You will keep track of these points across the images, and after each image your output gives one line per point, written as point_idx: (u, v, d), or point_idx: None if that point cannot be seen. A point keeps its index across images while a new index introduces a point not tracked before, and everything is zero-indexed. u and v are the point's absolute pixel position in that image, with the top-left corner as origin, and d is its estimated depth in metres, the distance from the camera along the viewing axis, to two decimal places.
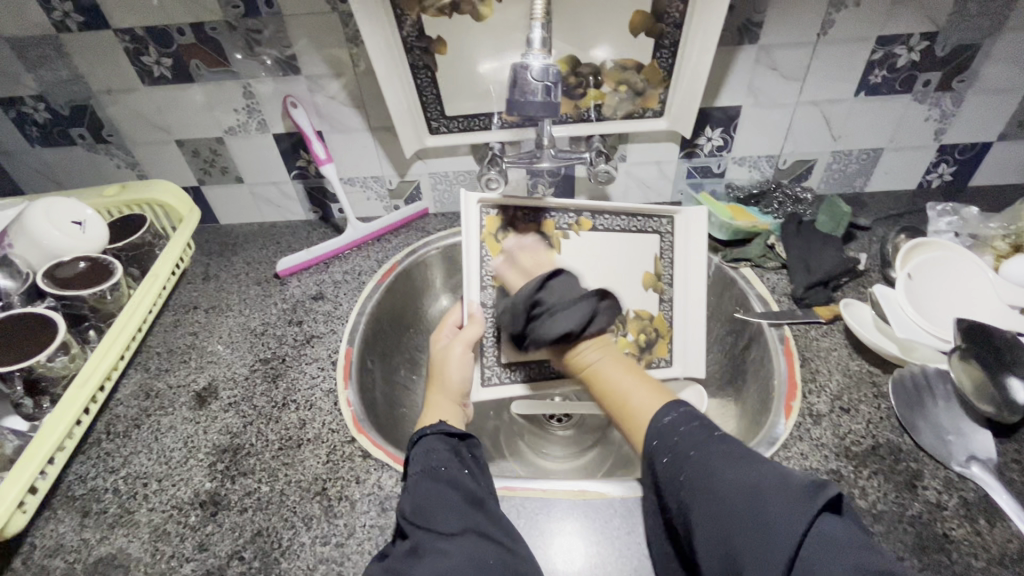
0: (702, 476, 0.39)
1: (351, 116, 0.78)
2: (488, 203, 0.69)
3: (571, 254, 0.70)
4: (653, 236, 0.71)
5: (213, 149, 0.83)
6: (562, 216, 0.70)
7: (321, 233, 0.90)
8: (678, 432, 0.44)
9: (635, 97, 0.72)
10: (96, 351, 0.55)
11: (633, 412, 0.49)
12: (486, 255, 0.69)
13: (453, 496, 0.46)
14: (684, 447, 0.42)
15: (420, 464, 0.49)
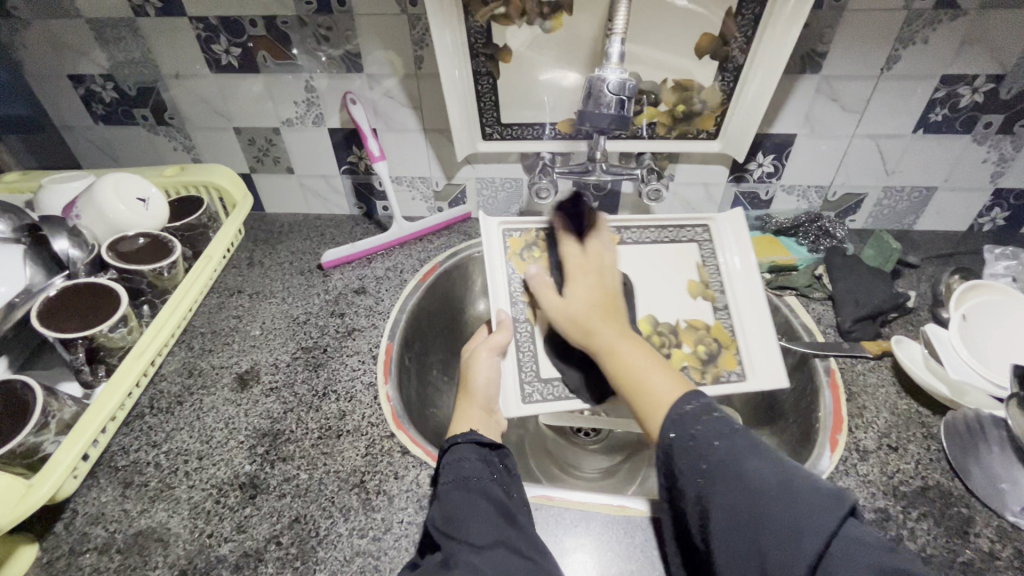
0: (732, 474, 0.39)
1: (406, 117, 0.79)
2: (509, 226, 0.73)
3: None
4: (691, 244, 0.72)
5: (268, 139, 0.85)
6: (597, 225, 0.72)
7: (364, 228, 0.92)
8: (699, 423, 0.43)
9: (691, 118, 0.72)
10: (151, 325, 0.56)
11: (649, 398, 0.49)
12: (513, 272, 0.70)
13: (482, 507, 0.45)
14: (704, 440, 0.41)
15: (454, 474, 0.48)
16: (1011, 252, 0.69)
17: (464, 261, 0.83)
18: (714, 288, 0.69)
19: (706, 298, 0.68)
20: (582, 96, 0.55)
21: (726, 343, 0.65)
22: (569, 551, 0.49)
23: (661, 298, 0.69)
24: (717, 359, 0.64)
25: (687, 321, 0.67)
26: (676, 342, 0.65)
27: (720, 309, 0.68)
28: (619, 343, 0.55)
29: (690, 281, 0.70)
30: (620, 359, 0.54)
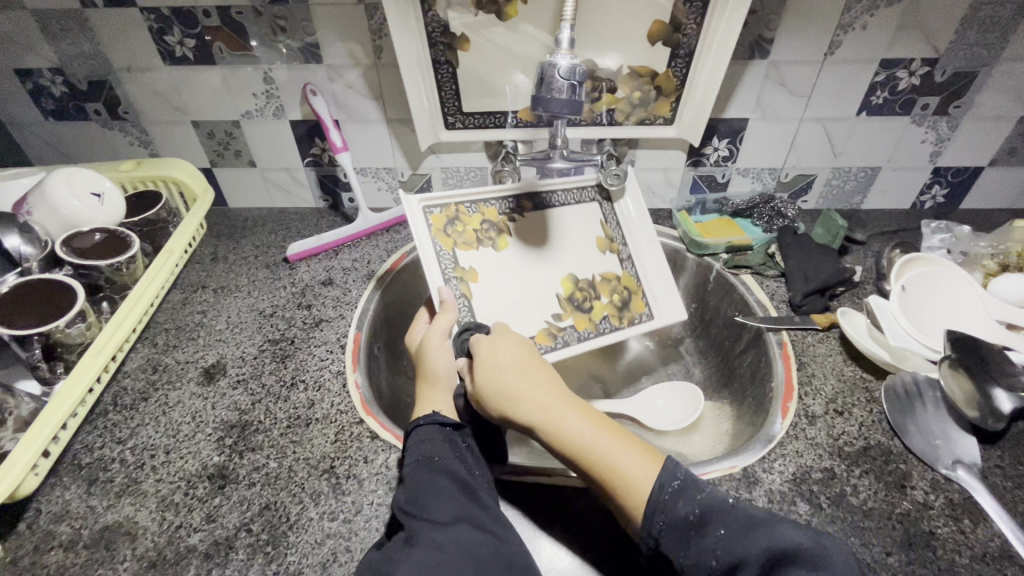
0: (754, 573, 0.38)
1: (368, 107, 0.79)
2: (429, 203, 0.69)
3: (523, 236, 0.73)
4: (594, 205, 0.77)
5: (228, 132, 0.84)
6: (502, 203, 0.73)
7: (330, 221, 0.91)
8: (692, 511, 0.41)
9: (648, 104, 0.75)
10: (111, 321, 0.56)
11: (623, 482, 0.45)
12: (441, 249, 0.68)
13: (448, 485, 0.46)
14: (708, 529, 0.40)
15: (418, 455, 0.49)
16: (946, 225, 0.73)
17: None
18: (618, 242, 0.77)
19: (613, 252, 0.77)
20: (536, 81, 0.55)
21: (634, 290, 0.75)
22: (535, 530, 0.51)
23: (573, 257, 0.75)
24: (630, 304, 0.74)
25: (602, 274, 0.75)
26: (595, 295, 0.74)
27: (625, 260, 0.77)
28: (567, 425, 0.49)
29: (597, 238, 0.77)
30: (565, 439, 0.49)
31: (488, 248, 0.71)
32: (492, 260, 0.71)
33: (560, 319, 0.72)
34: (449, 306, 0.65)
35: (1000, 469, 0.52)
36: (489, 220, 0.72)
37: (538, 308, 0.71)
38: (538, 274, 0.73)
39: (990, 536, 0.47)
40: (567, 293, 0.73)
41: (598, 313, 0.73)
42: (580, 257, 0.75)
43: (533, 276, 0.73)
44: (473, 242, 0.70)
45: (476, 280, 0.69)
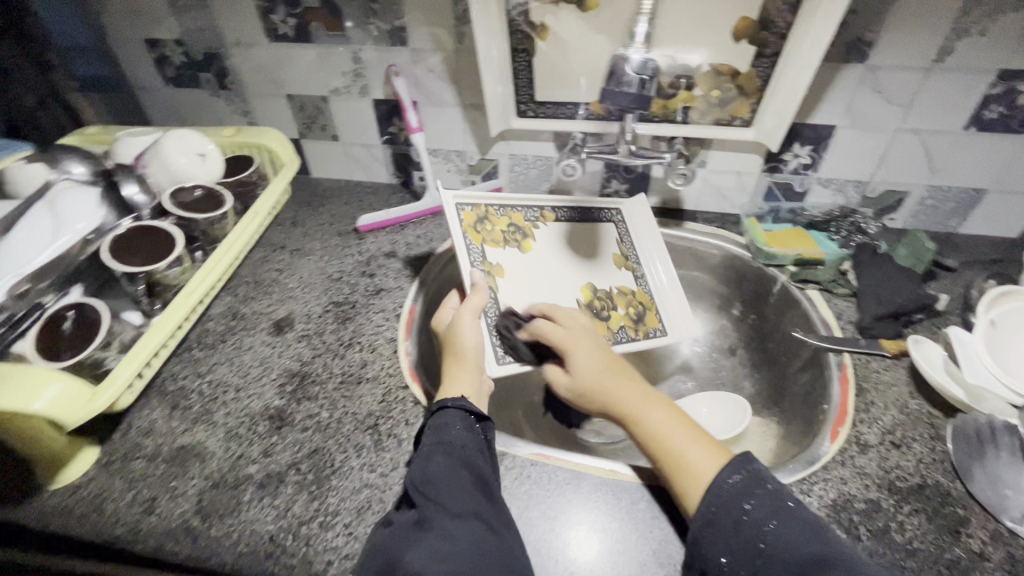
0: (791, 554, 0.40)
1: (445, 91, 0.82)
2: (463, 200, 0.72)
3: (546, 242, 0.76)
4: (609, 224, 0.80)
5: (317, 107, 0.90)
6: (529, 211, 0.77)
7: (400, 197, 0.96)
8: (749, 498, 0.44)
9: (725, 104, 0.72)
10: (203, 268, 0.63)
11: (683, 469, 0.48)
12: (471, 244, 0.70)
13: (463, 473, 0.48)
14: (756, 516, 0.43)
15: (438, 437, 0.51)
16: None
17: None
18: (632, 260, 0.79)
19: (628, 269, 0.78)
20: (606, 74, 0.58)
21: (648, 305, 0.76)
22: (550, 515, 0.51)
23: (594, 269, 0.77)
24: (644, 318, 0.75)
25: (619, 287, 0.76)
26: (613, 305, 0.74)
27: (639, 277, 0.78)
28: (649, 412, 0.54)
29: (614, 254, 0.78)
30: (644, 425, 0.53)
31: (513, 249, 0.74)
32: (515, 261, 0.73)
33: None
34: (475, 302, 0.64)
35: None
36: (515, 224, 0.75)
37: (555, 310, 0.71)
38: (561, 279, 0.75)
39: None
40: (585, 300, 0.73)
41: (614, 322, 0.73)
42: (601, 268, 0.77)
43: (556, 281, 0.74)
44: (500, 242, 0.73)
45: (502, 275, 0.71)
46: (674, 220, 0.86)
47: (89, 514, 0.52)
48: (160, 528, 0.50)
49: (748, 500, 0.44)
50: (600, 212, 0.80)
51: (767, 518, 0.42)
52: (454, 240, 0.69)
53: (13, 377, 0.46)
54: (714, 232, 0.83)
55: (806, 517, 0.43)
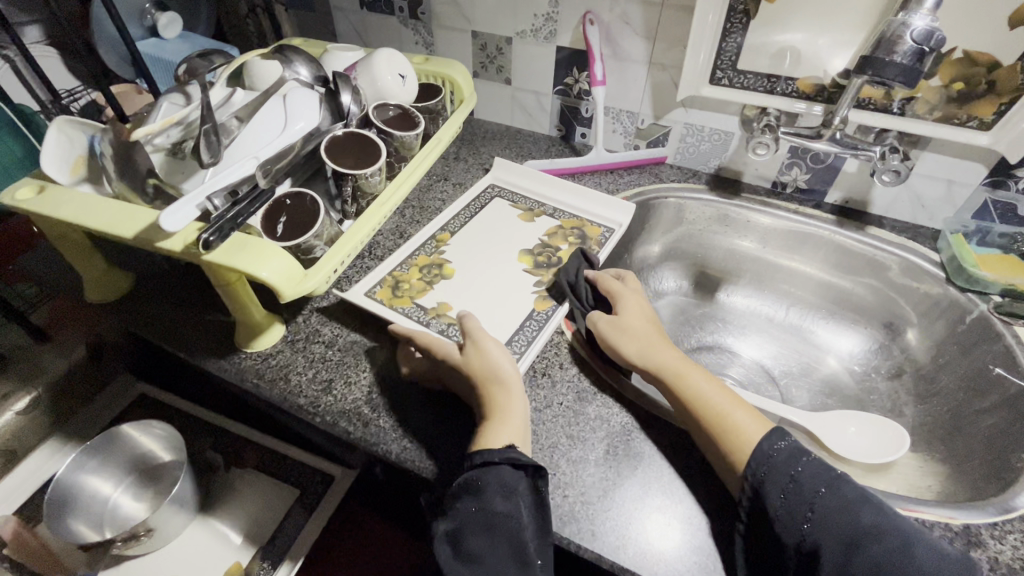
0: (841, 514, 0.42)
1: (637, 46, 0.80)
2: (365, 287, 0.65)
3: (461, 253, 0.71)
4: (496, 200, 0.80)
5: (499, 47, 0.91)
6: (427, 247, 0.72)
7: (559, 150, 0.96)
8: (795, 466, 0.45)
9: (966, 101, 0.64)
10: (394, 182, 0.66)
11: (730, 433, 0.48)
12: (402, 310, 0.62)
13: (497, 542, 0.43)
14: (806, 483, 0.44)
15: (479, 486, 0.45)
16: None
17: (651, 202, 0.84)
18: (534, 210, 0.79)
19: (539, 216, 0.78)
20: (875, 42, 0.57)
21: (579, 226, 0.75)
22: (677, 489, 0.49)
23: (512, 238, 0.74)
24: (585, 235, 0.74)
25: (546, 235, 0.74)
26: (553, 250, 0.72)
27: (552, 214, 0.78)
28: (689, 373, 0.54)
29: (518, 216, 0.78)
30: (683, 381, 0.53)
31: (442, 281, 0.67)
32: (453, 287, 0.66)
33: (547, 283, 0.67)
34: (473, 328, 0.57)
35: None
36: (424, 264, 0.69)
37: (519, 293, 0.66)
38: (493, 259, 0.70)
39: None
40: (531, 264, 0.69)
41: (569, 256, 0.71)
42: (516, 231, 0.75)
43: (497, 273, 0.68)
44: (425, 286, 0.66)
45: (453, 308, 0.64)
46: (855, 221, 0.79)
47: (277, 381, 0.58)
48: (337, 407, 0.55)
49: (800, 460, 0.46)
50: (479, 202, 0.80)
51: (818, 483, 0.44)
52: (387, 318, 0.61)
53: (251, 246, 0.49)
54: (903, 242, 0.75)
55: (861, 490, 0.44)
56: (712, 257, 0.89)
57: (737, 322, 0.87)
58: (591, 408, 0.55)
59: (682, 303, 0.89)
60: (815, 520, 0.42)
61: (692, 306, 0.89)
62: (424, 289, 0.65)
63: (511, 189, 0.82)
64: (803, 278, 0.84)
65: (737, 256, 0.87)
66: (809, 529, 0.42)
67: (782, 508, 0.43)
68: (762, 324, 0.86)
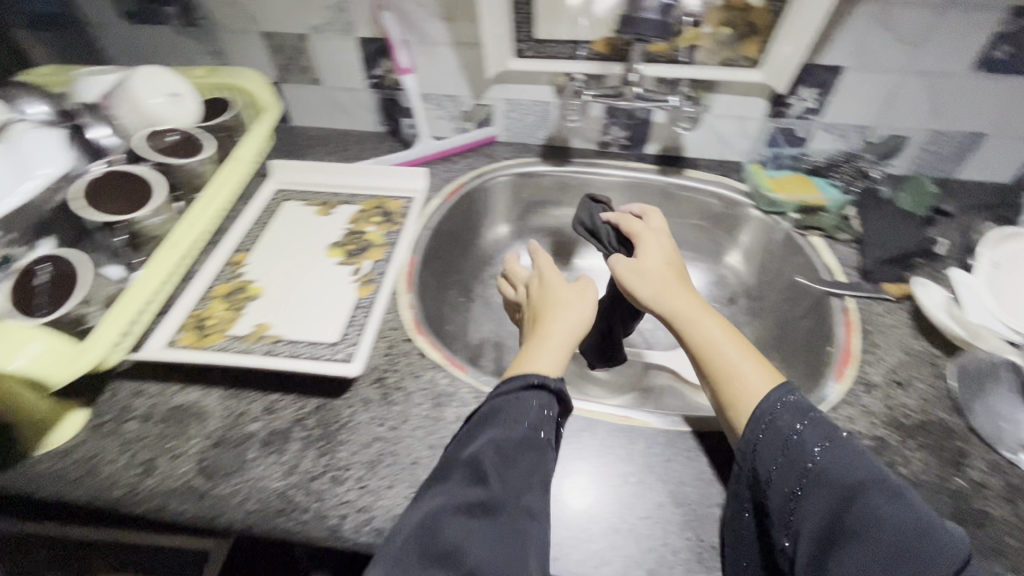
0: (840, 479, 0.38)
1: (438, 28, 0.77)
2: (167, 341, 0.58)
3: (262, 267, 0.68)
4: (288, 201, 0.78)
5: (297, 46, 0.84)
6: (224, 274, 0.67)
7: (388, 146, 0.91)
8: (790, 428, 0.42)
9: (734, 43, 0.70)
10: (186, 217, 0.58)
11: (741, 393, 0.46)
12: (214, 345, 0.58)
13: (534, 452, 0.42)
14: (806, 446, 0.40)
15: (507, 407, 0.45)
16: None
17: (488, 183, 0.83)
18: (331, 202, 0.77)
19: (337, 206, 0.77)
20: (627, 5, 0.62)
21: (379, 203, 0.76)
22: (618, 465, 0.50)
23: (313, 238, 0.72)
24: (388, 212, 0.75)
25: (349, 223, 0.74)
26: (360, 233, 0.72)
27: (351, 200, 0.78)
28: (700, 319, 0.52)
29: (318, 212, 0.76)
30: (692, 327, 0.52)
31: (251, 301, 0.63)
32: (266, 304, 0.63)
33: (361, 271, 0.67)
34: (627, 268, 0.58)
35: None
36: (225, 294, 0.64)
37: (335, 288, 0.65)
38: (299, 264, 0.68)
39: None
40: (343, 254, 0.69)
41: (377, 238, 0.71)
42: (318, 231, 0.73)
43: (308, 275, 0.66)
44: (234, 312, 0.62)
45: (271, 325, 0.60)
46: (674, 167, 0.84)
47: (80, 479, 0.49)
48: (160, 488, 0.48)
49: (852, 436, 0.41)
50: (269, 210, 0.76)
51: (771, 408, 0.43)
52: (203, 361, 0.56)
53: None
54: (716, 180, 0.81)
55: (876, 460, 0.39)
56: (562, 224, 0.90)
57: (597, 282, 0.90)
58: (449, 410, 0.53)
59: None
60: (807, 485, 0.39)
61: None
62: (235, 317, 0.61)
63: (301, 188, 0.79)
64: None
65: None
66: (801, 493, 0.39)
67: (764, 447, 0.42)
68: None
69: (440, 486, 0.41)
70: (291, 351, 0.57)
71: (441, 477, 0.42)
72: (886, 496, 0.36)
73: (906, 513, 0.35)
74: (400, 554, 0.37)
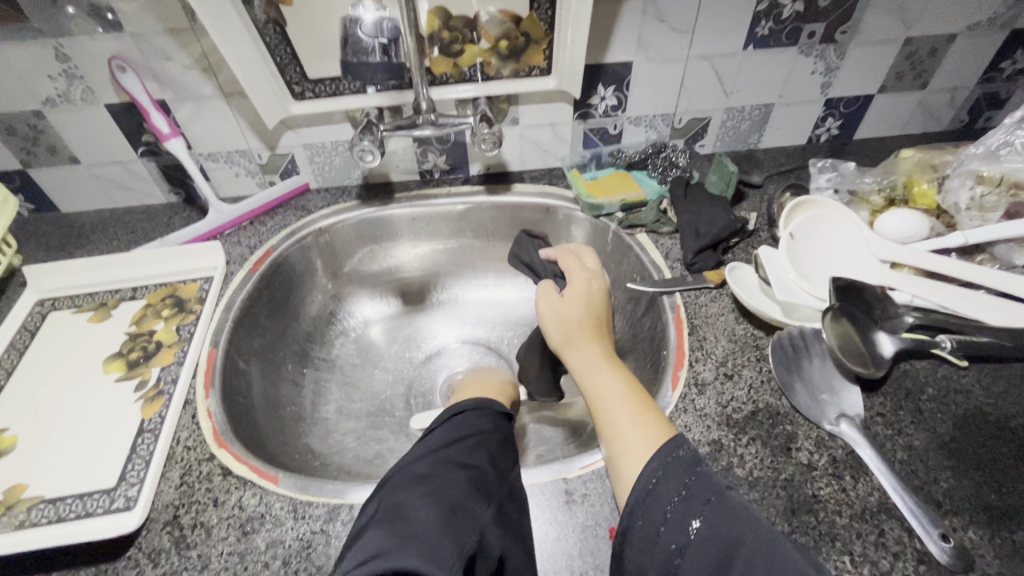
0: (721, 536, 0.36)
1: (197, 81, 0.67)
2: None
3: (16, 408, 0.55)
4: (53, 313, 0.65)
5: (31, 124, 0.70)
6: None
7: (185, 217, 0.80)
8: (678, 487, 0.40)
9: (519, 54, 0.67)
10: None
11: (623, 447, 0.45)
12: None
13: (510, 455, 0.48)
14: (690, 505, 0.39)
15: (459, 428, 0.47)
16: (831, 165, 0.70)
17: (304, 240, 0.75)
18: (109, 304, 0.66)
19: (117, 306, 0.66)
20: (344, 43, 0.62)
21: (172, 290, 0.67)
22: None
23: (87, 356, 0.60)
24: (181, 302, 0.65)
25: (133, 326, 0.63)
26: (148, 335, 0.62)
27: (135, 295, 0.67)
28: (602, 375, 0.51)
29: (92, 317, 0.64)
30: (591, 385, 0.51)
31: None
32: (20, 458, 0.51)
33: (147, 383, 0.57)
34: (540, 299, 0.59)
35: (882, 418, 0.51)
36: None
37: (115, 414, 0.54)
38: (69, 394, 0.56)
39: (870, 491, 0.46)
40: (124, 368, 0.59)
41: (168, 335, 0.62)
42: (93, 344, 0.62)
43: (78, 406, 0.55)
44: None
45: (27, 486, 0.49)
46: (501, 184, 0.81)
47: None
48: None
49: (730, 494, 0.39)
50: (28, 329, 0.63)
51: (653, 473, 0.41)
52: None
53: None
54: (543, 190, 0.79)
55: (751, 511, 0.38)
56: (403, 264, 0.83)
57: (452, 317, 0.84)
58: (260, 538, 0.45)
59: (395, 323, 0.83)
60: (690, 543, 0.37)
61: (405, 321, 0.83)
62: None
63: (69, 293, 0.67)
64: (489, 251, 0.84)
65: (425, 256, 0.84)
66: (680, 550, 0.37)
67: (642, 533, 0.40)
68: (474, 309, 0.85)
69: (438, 483, 0.41)
70: (55, 512, 0.47)
71: (436, 475, 0.42)
72: (759, 566, 0.34)
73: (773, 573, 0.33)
74: (431, 539, 0.36)
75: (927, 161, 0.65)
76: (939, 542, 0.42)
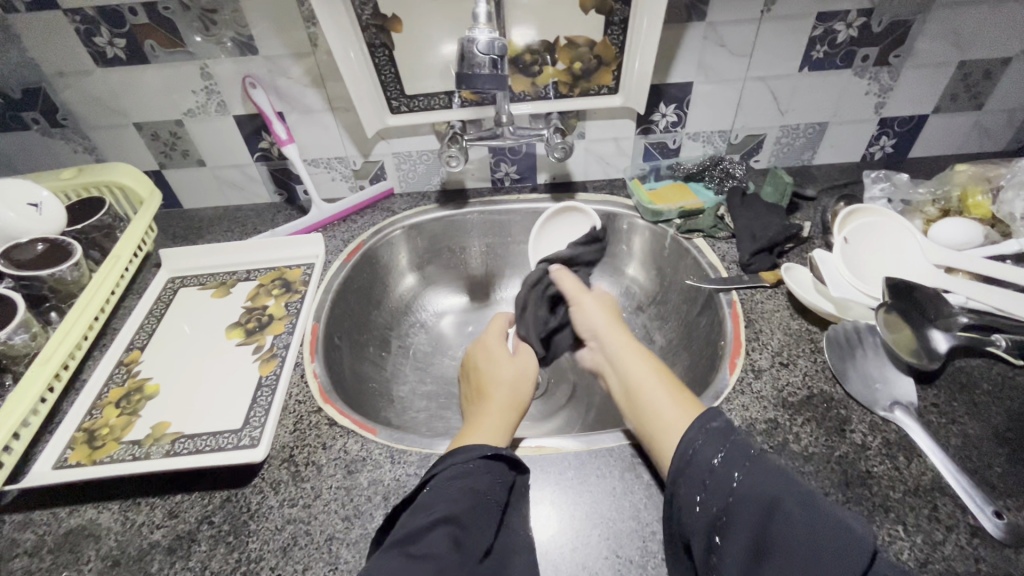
0: (760, 483, 0.39)
1: (311, 96, 0.78)
2: (53, 461, 0.54)
3: (158, 363, 0.65)
4: (183, 288, 0.76)
5: (172, 132, 0.83)
6: (116, 374, 0.64)
7: (286, 215, 0.91)
8: (719, 443, 0.42)
9: (591, 73, 0.75)
10: (56, 332, 0.60)
11: (662, 427, 0.49)
12: (109, 456, 0.55)
13: (494, 515, 0.44)
14: (730, 458, 0.41)
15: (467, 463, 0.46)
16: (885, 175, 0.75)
17: (389, 237, 0.84)
18: (229, 283, 0.76)
19: (234, 286, 0.76)
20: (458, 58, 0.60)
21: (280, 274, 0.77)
22: (562, 492, 0.51)
23: (212, 324, 0.70)
24: (287, 284, 0.75)
25: (249, 301, 0.73)
26: (262, 310, 0.72)
27: (249, 276, 0.77)
28: (636, 371, 0.57)
29: (215, 293, 0.75)
30: (629, 380, 0.57)
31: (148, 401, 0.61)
32: (165, 402, 0.61)
33: (263, 347, 0.66)
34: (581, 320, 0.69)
35: (935, 408, 0.53)
36: (119, 398, 0.61)
37: (238, 371, 0.64)
38: (200, 353, 0.66)
39: (923, 470, 0.49)
40: (243, 335, 0.68)
41: (278, 310, 0.71)
42: (217, 314, 0.72)
43: (208, 364, 0.65)
44: (130, 416, 0.59)
45: (170, 423, 0.58)
46: (566, 192, 0.88)
47: None
48: None
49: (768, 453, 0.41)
50: (163, 301, 0.74)
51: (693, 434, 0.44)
52: (94, 476, 0.53)
53: None
54: (605, 198, 0.86)
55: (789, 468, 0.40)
56: (473, 263, 0.91)
57: None
58: (362, 476, 0.52)
59: (463, 316, 0.90)
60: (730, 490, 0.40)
61: (472, 315, 0.91)
62: (132, 421, 0.59)
63: (194, 273, 0.78)
64: None
65: (493, 256, 0.91)
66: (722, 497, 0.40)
67: (687, 485, 0.42)
68: None
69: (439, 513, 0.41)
70: (195, 444, 0.55)
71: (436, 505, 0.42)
72: (799, 509, 0.36)
73: (812, 528, 0.35)
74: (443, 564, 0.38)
75: (981, 175, 0.68)
76: (993, 518, 0.44)
